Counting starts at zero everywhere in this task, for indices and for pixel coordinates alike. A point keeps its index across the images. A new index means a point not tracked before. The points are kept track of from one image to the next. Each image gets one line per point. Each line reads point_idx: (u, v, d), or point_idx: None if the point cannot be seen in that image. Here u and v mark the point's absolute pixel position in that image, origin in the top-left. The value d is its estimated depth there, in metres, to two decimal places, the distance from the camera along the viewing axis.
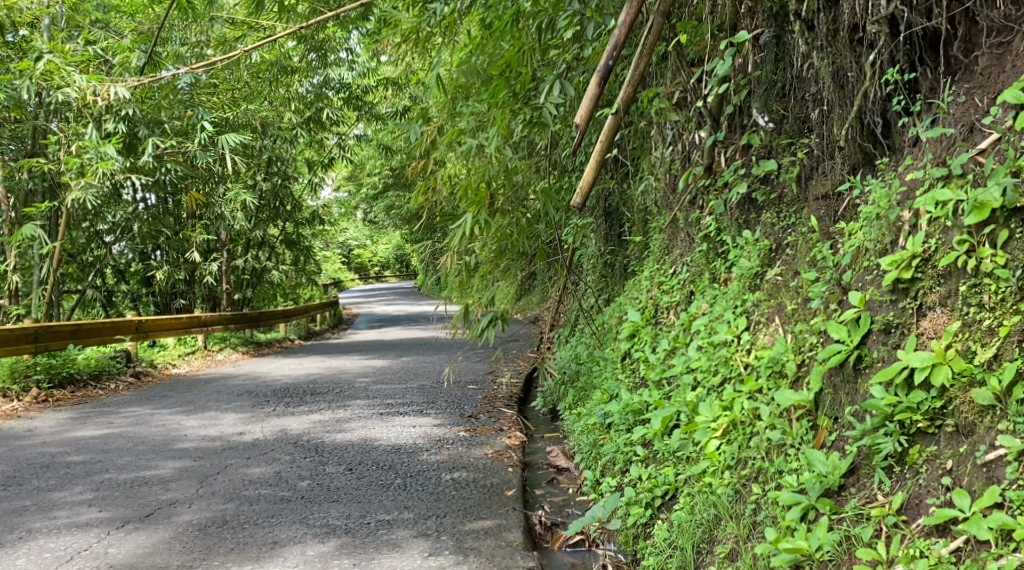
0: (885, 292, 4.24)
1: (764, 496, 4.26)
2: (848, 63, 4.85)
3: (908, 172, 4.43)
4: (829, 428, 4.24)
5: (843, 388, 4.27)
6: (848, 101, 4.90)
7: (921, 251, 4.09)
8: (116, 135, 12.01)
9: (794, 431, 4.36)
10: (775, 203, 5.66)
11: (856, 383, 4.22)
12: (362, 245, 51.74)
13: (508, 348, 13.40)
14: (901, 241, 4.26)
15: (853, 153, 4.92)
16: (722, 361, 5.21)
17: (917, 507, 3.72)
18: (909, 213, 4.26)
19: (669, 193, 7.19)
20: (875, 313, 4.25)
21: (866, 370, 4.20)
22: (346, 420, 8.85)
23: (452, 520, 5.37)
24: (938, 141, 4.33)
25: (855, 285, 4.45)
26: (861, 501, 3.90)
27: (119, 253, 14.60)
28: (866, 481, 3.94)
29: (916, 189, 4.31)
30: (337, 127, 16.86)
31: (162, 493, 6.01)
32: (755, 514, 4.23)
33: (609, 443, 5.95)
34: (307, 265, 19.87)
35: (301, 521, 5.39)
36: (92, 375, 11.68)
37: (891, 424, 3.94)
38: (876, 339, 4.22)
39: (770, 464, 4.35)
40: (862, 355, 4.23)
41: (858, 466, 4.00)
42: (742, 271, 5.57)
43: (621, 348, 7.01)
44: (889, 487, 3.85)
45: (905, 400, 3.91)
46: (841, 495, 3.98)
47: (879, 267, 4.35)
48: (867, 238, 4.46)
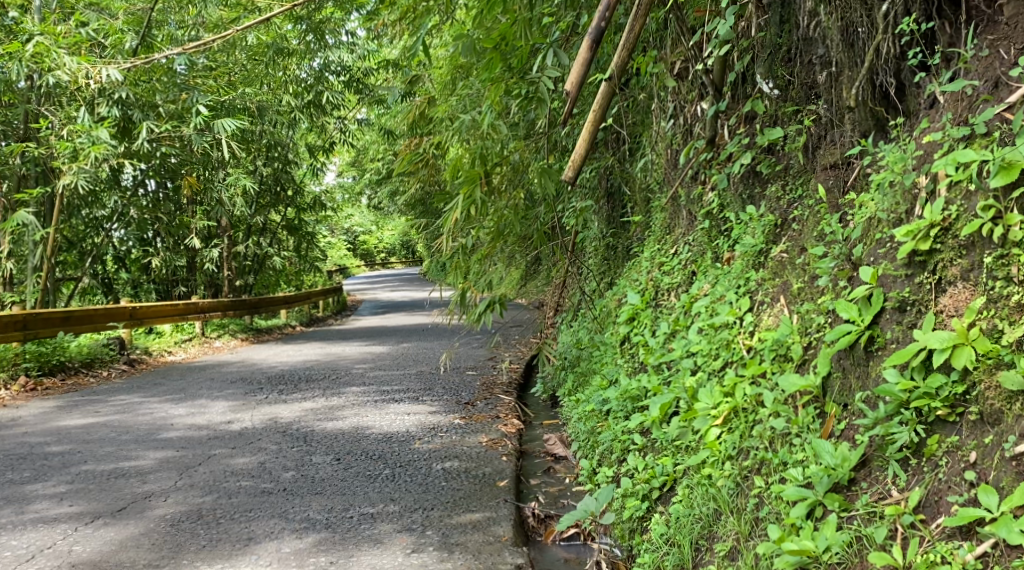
0: (899, 267, 3.93)
1: (767, 490, 3.96)
2: (859, 17, 4.54)
3: (925, 135, 4.11)
4: (838, 415, 3.94)
5: (852, 372, 3.97)
6: (859, 60, 4.60)
7: (940, 220, 3.77)
8: (110, 119, 11.70)
9: (800, 419, 4.06)
10: (780, 176, 5.34)
11: (867, 366, 3.91)
12: (367, 231, 51.43)
13: (510, 333, 13.10)
14: (917, 211, 3.94)
15: (863, 118, 4.60)
16: (724, 344, 4.90)
17: (936, 504, 3.42)
18: (926, 179, 3.94)
19: (671, 168, 6.89)
20: (888, 289, 3.94)
21: (878, 352, 3.88)
22: (340, 407, 8.56)
23: (439, 514, 5.09)
24: (959, 99, 4.01)
25: (867, 260, 4.13)
26: (874, 497, 3.60)
27: (119, 240, 14.29)
28: (878, 475, 3.65)
29: (934, 152, 3.98)
30: (339, 111, 16.49)
31: (139, 485, 5.74)
32: (758, 509, 3.94)
33: (607, 430, 5.69)
34: (310, 251, 19.59)
35: (280, 515, 5.11)
36: (84, 362, 11.42)
37: (908, 411, 3.63)
38: (889, 318, 3.90)
39: (773, 455, 4.05)
40: (875, 336, 3.92)
41: (870, 458, 3.70)
42: (745, 249, 5.26)
43: (620, 332, 6.71)
44: (905, 481, 3.55)
45: (922, 385, 3.60)
46: (851, 490, 3.68)
47: (892, 241, 4.04)
48: (880, 208, 4.14)
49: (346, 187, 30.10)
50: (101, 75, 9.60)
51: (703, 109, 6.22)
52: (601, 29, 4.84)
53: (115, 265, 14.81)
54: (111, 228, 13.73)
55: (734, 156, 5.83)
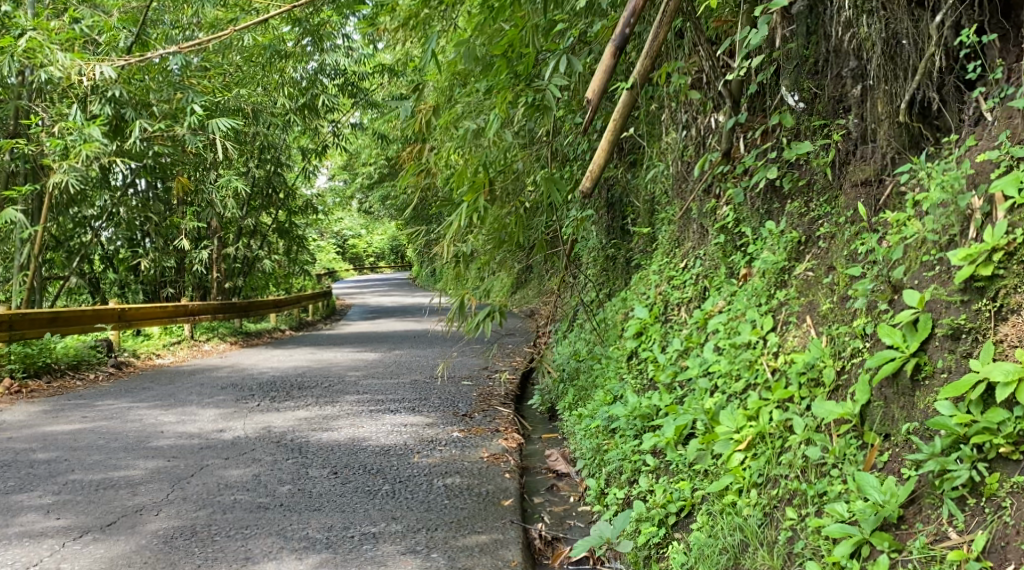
0: (953, 292, 3.77)
1: (801, 522, 3.82)
2: (905, 28, 4.37)
3: (976, 153, 3.96)
4: (880, 447, 3.78)
5: (894, 401, 3.82)
6: (904, 72, 4.44)
7: (1003, 245, 3.61)
8: (101, 117, 11.49)
9: (838, 449, 3.91)
10: (804, 191, 5.20)
11: (913, 396, 3.76)
12: (356, 234, 51.15)
13: (504, 342, 12.92)
14: (972, 233, 3.79)
15: (899, 135, 4.48)
16: (745, 364, 4.75)
17: (1003, 550, 3.25)
18: (983, 201, 3.79)
19: (683, 181, 6.75)
20: (938, 316, 3.78)
21: (926, 381, 3.73)
22: (334, 417, 8.35)
23: (444, 535, 4.89)
24: (1015, 117, 3.86)
25: (910, 283, 3.98)
26: (929, 538, 3.43)
27: (107, 240, 14.04)
28: (931, 513, 3.48)
29: (987, 173, 3.84)
30: (333, 114, 16.28)
31: (129, 497, 5.51)
32: (791, 543, 3.80)
33: (615, 449, 5.51)
34: (300, 255, 19.34)
35: (278, 533, 4.90)
36: (70, 365, 11.16)
37: (966, 446, 3.48)
38: (939, 345, 3.74)
39: (807, 485, 3.90)
40: (921, 364, 3.76)
41: (920, 496, 3.55)
42: (765, 266, 5.12)
43: (627, 346, 6.52)
44: (963, 523, 3.38)
45: (982, 419, 3.44)
46: (902, 529, 3.52)
47: (939, 264, 3.89)
48: (927, 228, 3.99)
49: (337, 190, 29.84)
50: (94, 72, 9.35)
51: (719, 121, 6.09)
52: (625, 36, 4.72)
53: (103, 265, 14.55)
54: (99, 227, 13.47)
55: (753, 170, 5.69)
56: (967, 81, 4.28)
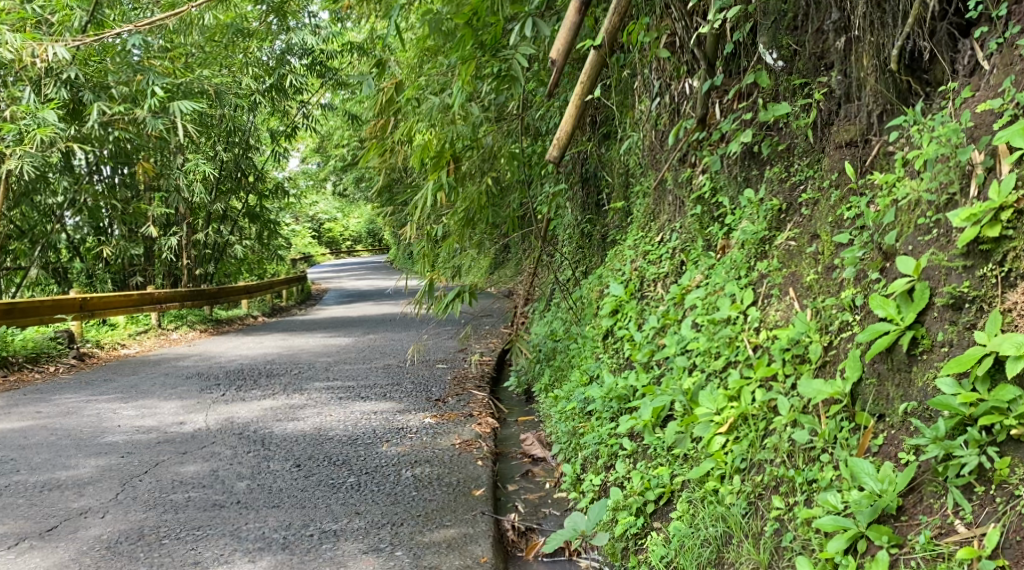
0: (954, 257, 3.50)
1: (788, 513, 3.57)
2: None
3: (974, 105, 3.69)
4: (875, 430, 3.53)
5: (889, 378, 3.57)
6: (894, 20, 4.15)
7: (1011, 202, 3.32)
8: (56, 100, 11.02)
9: (828, 432, 3.64)
10: (783, 156, 4.93)
11: (909, 372, 3.51)
12: (333, 218, 50.56)
13: (480, 324, 12.62)
14: (973, 191, 3.52)
15: (885, 91, 4.20)
16: (725, 341, 4.47)
17: (1019, 546, 3.01)
18: (985, 155, 3.51)
19: (657, 150, 6.46)
20: (936, 284, 3.51)
21: (924, 355, 3.48)
22: (302, 406, 8.03)
23: (409, 530, 4.61)
24: (1017, 63, 3.58)
25: (904, 248, 3.72)
26: (934, 532, 3.19)
27: (72, 228, 13.58)
28: (933, 502, 3.25)
29: (987, 124, 3.57)
30: (302, 94, 15.86)
31: (75, 499, 5.18)
32: (778, 535, 3.55)
33: (592, 433, 5.27)
34: (273, 239, 18.91)
35: (231, 534, 4.59)
36: (28, 358, 10.76)
37: (973, 429, 3.22)
38: (938, 316, 3.48)
39: (795, 472, 3.65)
40: (919, 337, 3.51)
41: (920, 484, 3.31)
42: (745, 236, 4.83)
43: (602, 325, 6.23)
44: (971, 515, 3.14)
45: (989, 398, 3.17)
46: (901, 521, 3.28)
47: (936, 227, 3.61)
48: (924, 187, 3.70)
49: (311, 172, 29.34)
50: (47, 52, 8.99)
51: (694, 86, 5.80)
52: None
53: (70, 254, 14.07)
54: (65, 214, 13.05)
55: (730, 135, 5.41)
56: (963, 27, 3.98)
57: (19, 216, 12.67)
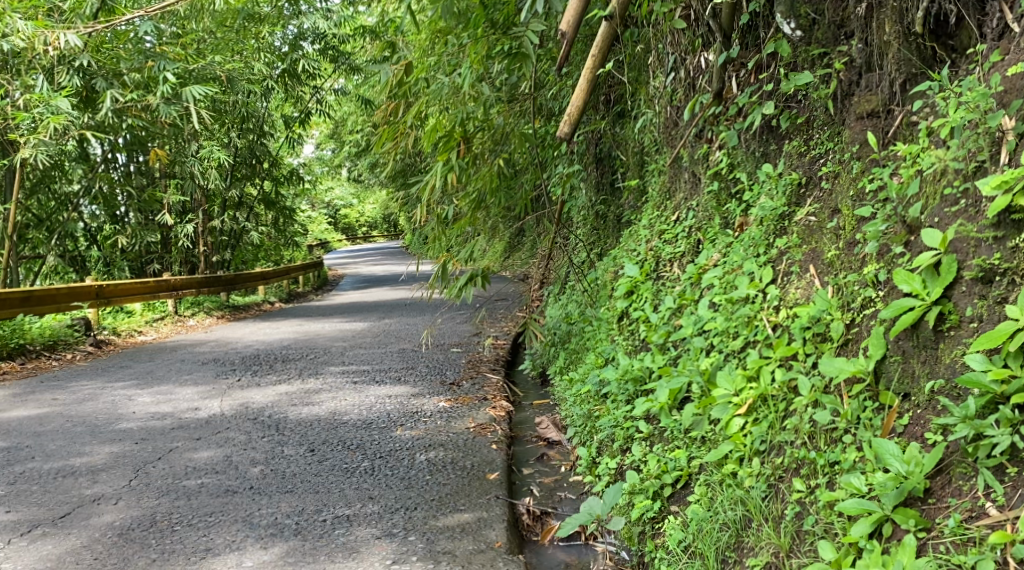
0: (984, 229, 3.37)
1: (809, 495, 3.47)
2: None
3: (1004, 68, 3.55)
4: (900, 410, 3.42)
5: (914, 355, 3.47)
6: None
7: None
8: (69, 88, 10.95)
9: (850, 412, 3.54)
10: (802, 129, 4.81)
11: (936, 349, 3.40)
12: (348, 204, 50.58)
13: (495, 307, 12.55)
14: (1004, 159, 3.38)
15: (908, 58, 4.06)
16: (744, 321, 4.36)
17: None
18: (1016, 121, 3.38)
19: (672, 127, 6.35)
20: (964, 257, 3.40)
21: (951, 331, 3.37)
22: (317, 391, 7.98)
23: (423, 515, 4.54)
24: None
25: (929, 221, 3.60)
26: (964, 516, 3.07)
27: (90, 215, 13.56)
28: (962, 485, 3.13)
29: (1018, 88, 3.43)
30: (315, 79, 15.80)
31: (88, 485, 5.15)
32: (799, 519, 3.46)
33: (607, 416, 5.20)
34: (289, 226, 18.89)
35: (243, 520, 4.54)
36: (46, 345, 10.77)
37: (1005, 407, 3.11)
38: (966, 291, 3.36)
39: (816, 454, 3.55)
40: (945, 313, 3.40)
41: (949, 465, 3.20)
42: (763, 213, 4.73)
43: (618, 307, 6.13)
44: (1004, 497, 3.02)
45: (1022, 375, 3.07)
46: (929, 504, 3.16)
47: (963, 197, 3.49)
48: (950, 156, 3.57)
49: (326, 159, 29.30)
50: (58, 40, 8.94)
51: (710, 60, 5.68)
52: None
53: (86, 242, 14.07)
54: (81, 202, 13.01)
55: (748, 109, 5.29)
56: None
57: (36, 204, 12.61)
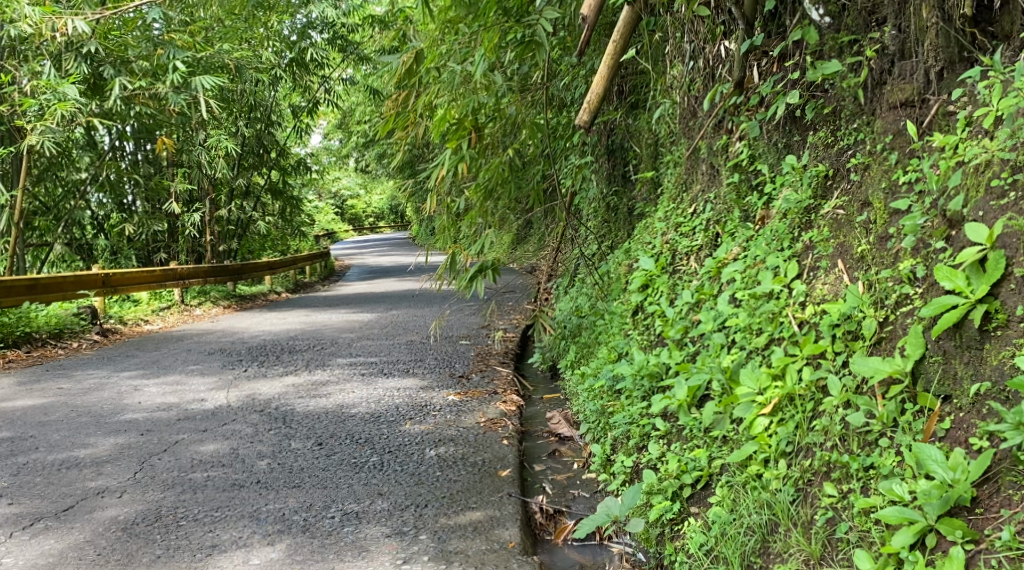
0: None
1: (842, 501, 3.36)
2: None
3: None
4: (942, 413, 3.29)
5: (957, 356, 3.33)
6: None
7: None
8: (76, 75, 10.80)
9: (886, 415, 3.41)
10: (829, 120, 4.68)
11: (982, 350, 3.27)
12: (355, 194, 50.46)
13: (504, 300, 12.43)
14: None
15: (947, 45, 3.92)
16: (767, 317, 4.25)
17: None
18: None
19: (690, 118, 6.22)
20: (1013, 253, 3.25)
21: (997, 331, 3.23)
22: (324, 382, 7.87)
23: (434, 512, 4.43)
24: None
25: (974, 215, 3.45)
26: (1016, 528, 2.95)
27: (97, 204, 13.45)
28: (1011, 494, 3.01)
29: None
30: (323, 68, 15.69)
31: (92, 478, 5.04)
32: (832, 525, 3.35)
33: (622, 413, 5.07)
34: (296, 216, 18.77)
35: (250, 515, 4.43)
36: (51, 334, 10.68)
37: None
38: (1014, 289, 3.22)
39: (850, 457, 3.44)
40: (991, 312, 3.25)
41: (997, 474, 3.07)
42: (788, 206, 4.62)
43: (632, 301, 6.00)
44: None
45: None
46: (976, 515, 3.04)
47: (1012, 190, 3.35)
48: (997, 148, 3.43)
49: (333, 149, 29.19)
50: (66, 25, 8.81)
51: (730, 48, 5.55)
52: None
53: (94, 230, 13.87)
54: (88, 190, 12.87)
55: (771, 100, 5.15)
56: None
57: (44, 191, 12.34)
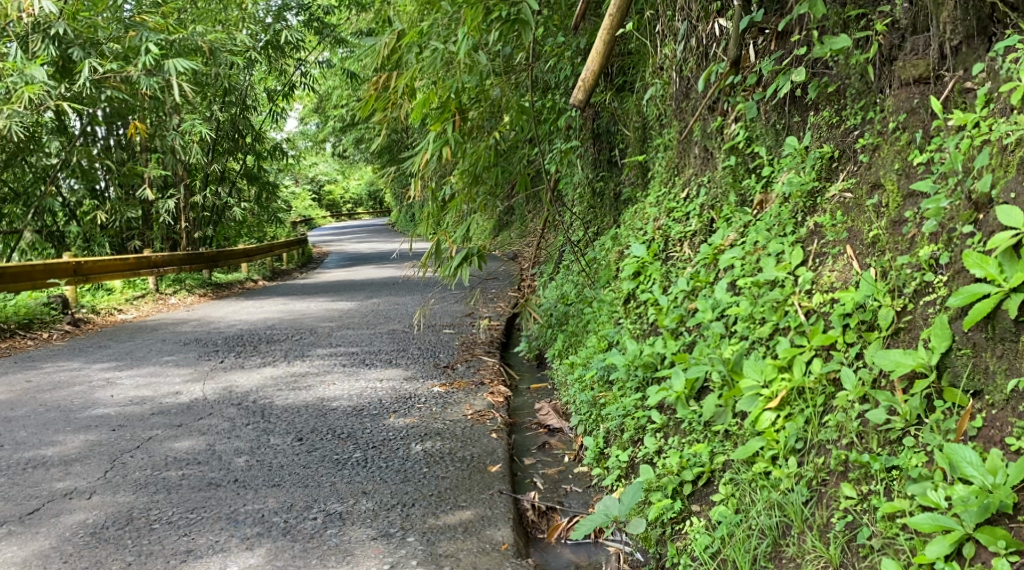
0: None
1: (863, 503, 3.25)
2: None
3: None
4: (974, 411, 3.16)
5: (988, 349, 3.18)
6: None
7: None
8: (45, 57, 10.46)
9: (909, 411, 3.29)
10: (833, 99, 4.55)
11: (1016, 342, 3.11)
12: (332, 180, 49.91)
13: (486, 287, 12.21)
14: None
15: (964, 17, 3.74)
16: (772, 306, 4.10)
17: None
18: None
19: (682, 100, 6.02)
20: None
21: None
22: (304, 374, 7.63)
23: (421, 512, 4.23)
24: None
25: (1005, 197, 3.27)
26: None
27: (70, 191, 13.08)
28: None
29: None
30: (299, 51, 15.34)
31: (59, 479, 4.80)
32: (852, 529, 3.23)
33: (615, 404, 4.89)
34: (273, 202, 18.44)
35: (228, 517, 4.21)
36: (21, 324, 10.38)
37: None
38: None
39: (870, 456, 3.31)
40: None
41: None
42: (791, 190, 4.51)
43: (623, 289, 5.80)
44: None
45: None
46: (1017, 523, 2.90)
47: None
48: None
49: (310, 133, 28.78)
50: None
51: (725, 26, 5.38)
52: None
53: (66, 217, 13.41)
54: (60, 177, 12.49)
55: (770, 79, 5.00)
56: None
57: (12, 176, 11.98)
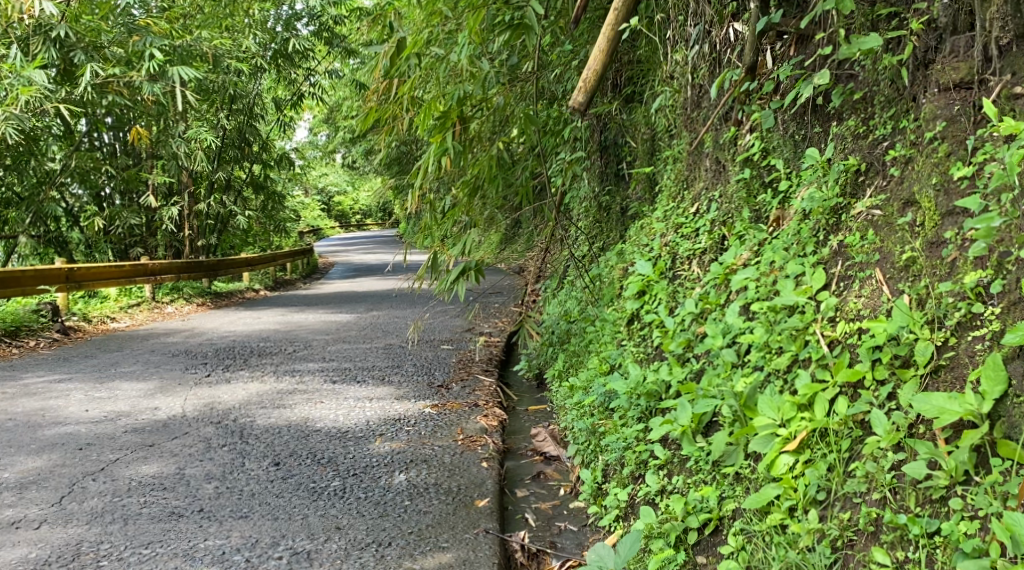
0: None
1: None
2: None
3: None
4: None
5: None
6: None
7: None
8: (44, 59, 10.05)
9: (954, 466, 2.92)
10: (859, 108, 4.19)
11: None
12: (342, 191, 49.55)
13: (489, 302, 11.82)
14: None
15: (1015, 13, 3.43)
16: (790, 334, 3.71)
17: None
18: None
19: (693, 109, 5.65)
20: None
21: None
22: (291, 391, 7.22)
23: (396, 554, 3.87)
24: None
25: None
26: None
27: (75, 196, 12.70)
28: None
29: None
30: (307, 60, 15.01)
31: (10, 505, 4.43)
32: None
33: (616, 435, 4.49)
34: (279, 213, 18.09)
35: (185, 555, 3.87)
36: (8, 332, 10.00)
37: None
38: None
39: (911, 517, 2.93)
40: None
41: None
42: (812, 206, 4.12)
43: (627, 308, 5.40)
44: None
45: None
46: None
47: None
48: None
49: (319, 143, 28.40)
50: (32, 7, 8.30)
51: (740, 31, 5.06)
52: None
53: (68, 223, 13.02)
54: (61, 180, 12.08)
55: (789, 86, 4.64)
56: None
57: (15, 179, 11.76)
